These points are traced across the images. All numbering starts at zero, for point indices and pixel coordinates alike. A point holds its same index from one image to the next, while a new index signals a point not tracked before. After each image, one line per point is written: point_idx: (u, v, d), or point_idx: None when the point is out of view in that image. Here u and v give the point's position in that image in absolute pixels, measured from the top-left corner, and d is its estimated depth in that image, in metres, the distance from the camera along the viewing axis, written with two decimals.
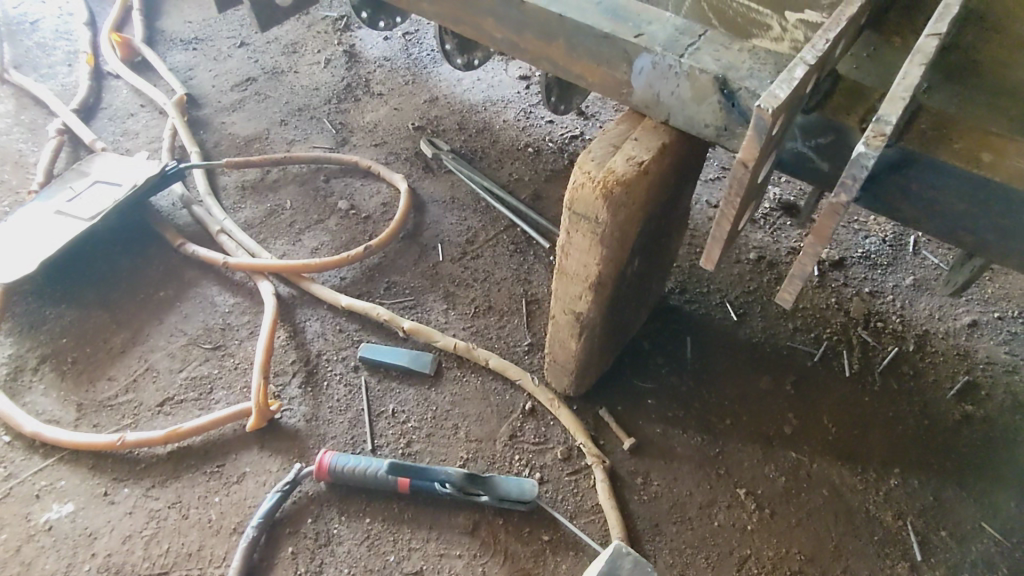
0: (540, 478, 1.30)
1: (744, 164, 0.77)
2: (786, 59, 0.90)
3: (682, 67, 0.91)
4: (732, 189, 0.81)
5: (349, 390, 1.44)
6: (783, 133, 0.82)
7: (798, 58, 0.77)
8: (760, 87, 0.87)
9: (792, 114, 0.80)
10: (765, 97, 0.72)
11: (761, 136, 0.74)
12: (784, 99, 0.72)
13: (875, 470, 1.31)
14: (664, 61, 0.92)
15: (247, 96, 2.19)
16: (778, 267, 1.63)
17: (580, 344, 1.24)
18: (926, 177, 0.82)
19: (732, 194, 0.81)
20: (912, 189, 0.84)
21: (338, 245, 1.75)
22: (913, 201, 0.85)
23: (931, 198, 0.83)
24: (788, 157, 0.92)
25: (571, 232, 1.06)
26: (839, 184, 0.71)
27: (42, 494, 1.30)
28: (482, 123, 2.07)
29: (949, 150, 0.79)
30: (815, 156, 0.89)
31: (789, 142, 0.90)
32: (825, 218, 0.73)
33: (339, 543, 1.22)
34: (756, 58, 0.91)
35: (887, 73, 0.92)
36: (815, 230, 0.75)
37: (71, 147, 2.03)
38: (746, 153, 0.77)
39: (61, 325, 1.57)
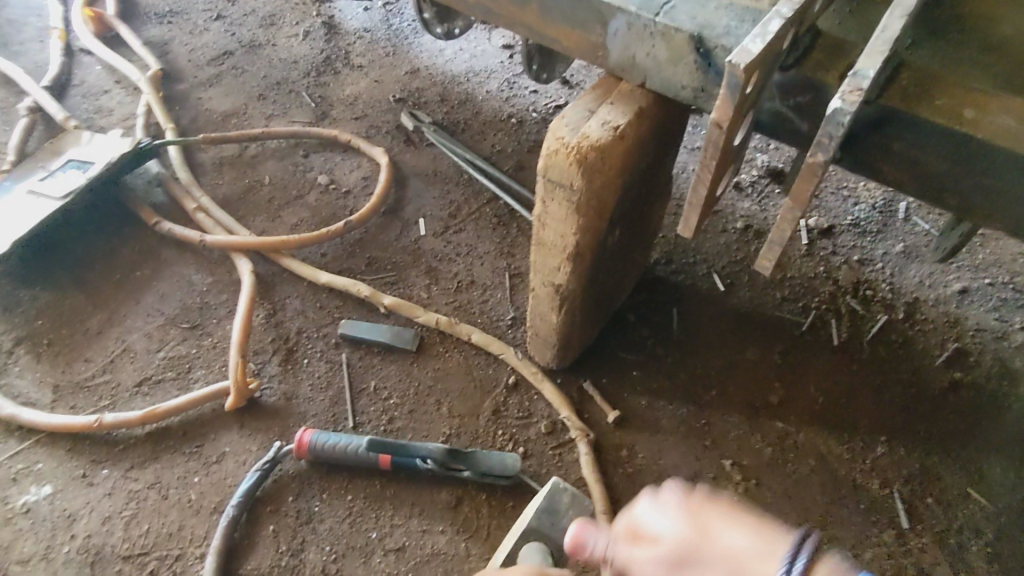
0: (524, 452, 1.29)
1: (718, 125, 0.74)
2: (766, 14, 0.86)
3: (657, 26, 0.87)
4: (706, 151, 0.78)
5: (330, 367, 1.42)
6: (760, 92, 0.80)
7: (774, 11, 0.74)
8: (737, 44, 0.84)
9: (769, 71, 0.77)
10: (737, 52, 0.70)
11: (735, 95, 0.71)
12: (757, 53, 0.69)
13: (861, 439, 1.30)
14: (639, 20, 0.88)
15: (223, 71, 2.13)
16: (765, 236, 1.61)
17: (561, 317, 1.21)
18: (908, 136, 0.80)
19: (708, 156, 0.79)
20: (893, 148, 0.82)
21: (318, 221, 1.72)
22: (894, 161, 0.83)
23: (914, 158, 0.82)
24: (767, 118, 0.89)
25: (547, 201, 1.03)
26: (814, 143, 0.68)
27: (18, 477, 1.28)
28: (465, 94, 2.03)
29: (932, 108, 0.77)
30: (795, 116, 0.87)
31: (768, 102, 0.88)
32: (802, 179, 0.70)
33: (321, 521, 1.21)
34: (733, 16, 0.87)
35: (871, 29, 0.88)
36: (793, 193, 0.72)
37: (44, 126, 1.98)
38: (720, 113, 0.73)
39: (35, 306, 1.54)
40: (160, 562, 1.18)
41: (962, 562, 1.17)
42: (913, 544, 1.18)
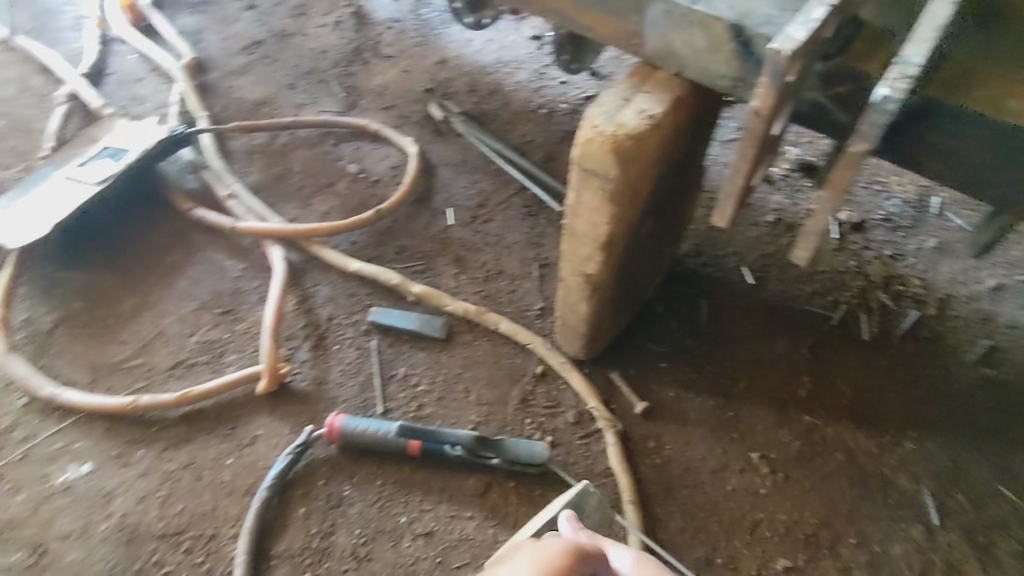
0: (552, 441, 1.29)
1: (757, 113, 0.74)
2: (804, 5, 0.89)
3: (695, 15, 0.90)
4: (745, 140, 0.78)
5: (359, 353, 1.43)
6: (800, 85, 0.80)
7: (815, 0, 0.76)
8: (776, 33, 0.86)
9: (811, 60, 0.77)
10: (780, 39, 0.71)
11: (777, 83, 0.72)
12: (801, 40, 0.71)
13: (891, 435, 1.29)
14: (676, 9, 0.91)
15: (254, 60, 2.16)
16: (796, 230, 1.59)
17: (591, 308, 1.22)
18: (949, 129, 0.80)
19: (746, 146, 0.79)
20: (934, 142, 0.82)
21: (348, 209, 1.73)
22: (935, 155, 0.83)
23: (954, 152, 0.82)
24: (806, 109, 0.89)
25: (581, 190, 1.03)
26: (857, 133, 0.67)
27: (58, 456, 1.32)
28: (493, 85, 2.03)
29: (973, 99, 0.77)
30: (835, 107, 0.86)
31: (808, 92, 0.87)
32: (843, 167, 0.70)
33: (351, 505, 1.22)
34: (775, 6, 0.89)
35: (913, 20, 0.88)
36: (830, 183, 0.72)
37: (80, 113, 2.01)
38: (760, 102, 0.74)
39: (72, 289, 1.58)
40: (194, 541, 1.21)
41: (993, 560, 1.15)
42: (942, 541, 1.17)
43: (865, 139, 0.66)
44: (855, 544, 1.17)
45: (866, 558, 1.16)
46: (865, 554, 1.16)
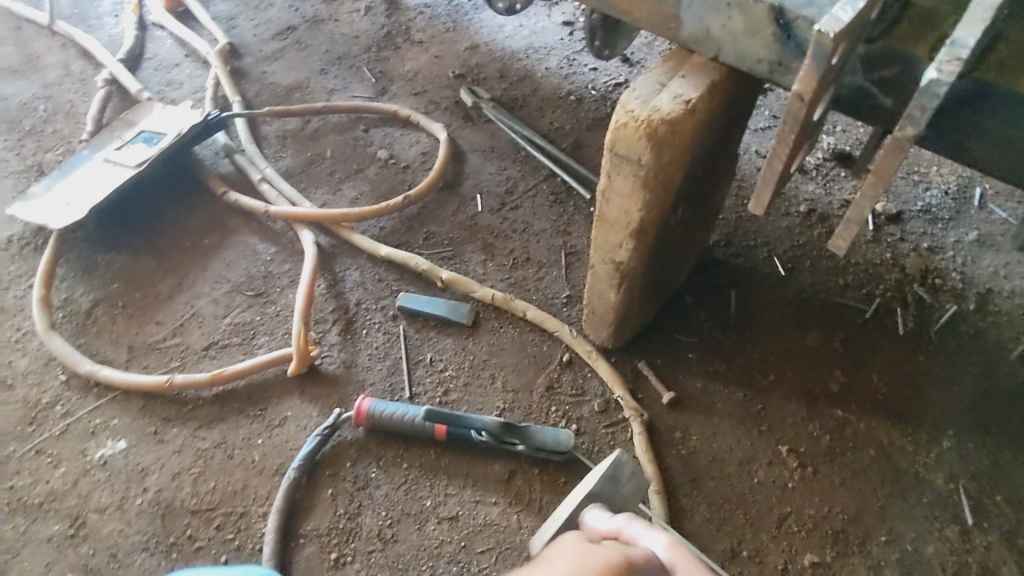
0: (577, 429, 1.29)
1: (800, 97, 0.74)
2: None
3: None
4: (785, 124, 0.77)
5: (387, 338, 1.45)
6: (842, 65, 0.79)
7: None
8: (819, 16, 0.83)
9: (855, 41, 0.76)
10: (826, 20, 0.70)
11: (821, 65, 0.71)
12: (846, 22, 0.70)
13: (926, 432, 1.26)
14: None
15: (287, 45, 2.17)
16: (830, 222, 1.56)
17: (620, 296, 1.21)
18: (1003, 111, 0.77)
19: (785, 130, 0.78)
20: (985, 125, 0.79)
21: (377, 195, 1.74)
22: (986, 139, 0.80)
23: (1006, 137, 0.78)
24: (847, 93, 0.87)
25: (612, 176, 1.02)
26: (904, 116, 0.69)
27: (96, 431, 1.36)
28: (524, 71, 2.01)
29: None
30: (877, 91, 0.85)
31: (849, 76, 0.86)
32: (888, 154, 0.71)
33: (377, 487, 1.24)
34: None
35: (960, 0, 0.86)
36: (876, 169, 0.73)
37: (119, 98, 2.05)
38: (803, 85, 0.73)
39: (111, 270, 1.62)
40: (225, 518, 1.23)
41: None
42: (978, 542, 1.15)
43: (915, 123, 0.68)
44: (886, 542, 1.15)
45: (897, 556, 1.14)
46: (896, 552, 1.14)
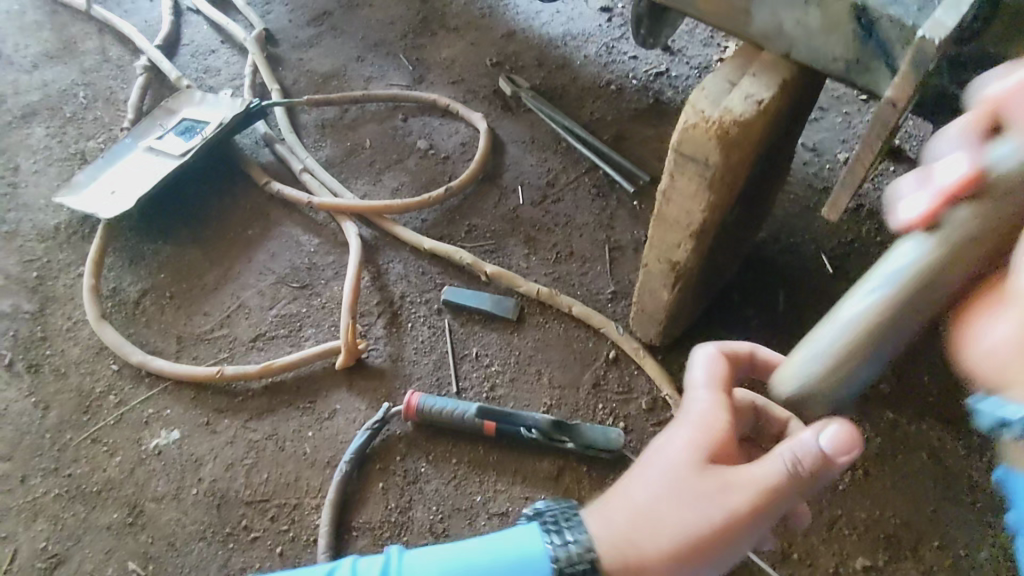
0: (625, 427, 1.32)
1: (894, 103, 0.79)
2: None
3: None
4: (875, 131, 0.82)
5: (433, 332, 1.46)
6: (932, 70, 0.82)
7: None
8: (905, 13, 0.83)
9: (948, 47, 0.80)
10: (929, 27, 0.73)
11: (917, 73, 0.76)
12: (950, 27, 0.73)
13: (980, 436, 1.28)
14: None
15: (323, 31, 2.16)
16: (878, 218, 1.58)
17: (673, 295, 1.22)
18: None
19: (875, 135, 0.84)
20: None
21: (418, 186, 1.74)
22: None
23: None
24: (930, 96, 0.93)
25: (676, 176, 1.03)
26: None
27: (150, 421, 1.39)
28: (562, 59, 1.99)
29: None
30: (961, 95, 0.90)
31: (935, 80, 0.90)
32: None
33: (427, 482, 1.26)
34: None
35: None
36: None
37: (157, 84, 2.06)
38: (897, 92, 0.78)
39: (158, 260, 1.63)
40: (279, 509, 1.26)
41: None
42: None
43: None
44: (938, 546, 1.19)
45: (949, 561, 1.18)
46: (948, 557, 1.18)
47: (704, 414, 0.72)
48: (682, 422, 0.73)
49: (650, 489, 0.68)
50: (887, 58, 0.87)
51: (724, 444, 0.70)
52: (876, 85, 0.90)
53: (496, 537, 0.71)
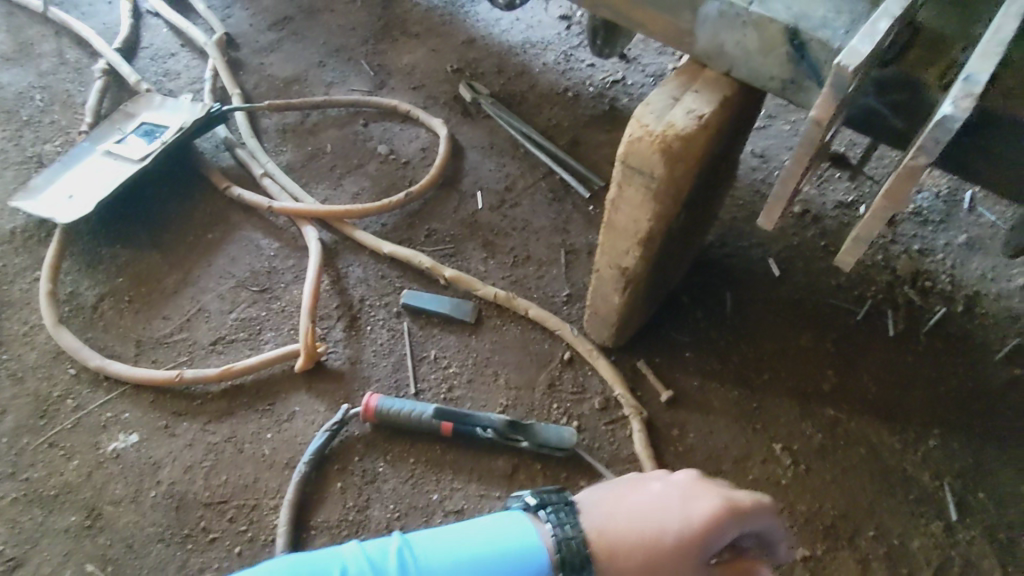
0: (579, 426, 1.36)
1: (818, 122, 0.83)
2: (861, 8, 0.93)
3: (750, 16, 0.95)
4: (803, 148, 0.87)
5: (392, 334, 1.49)
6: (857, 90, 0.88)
7: (884, 10, 0.83)
8: (832, 37, 0.91)
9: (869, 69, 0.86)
10: (849, 53, 0.79)
11: (839, 93, 0.81)
12: (865, 55, 0.79)
13: (914, 431, 1.36)
14: (732, 9, 0.96)
15: (284, 36, 2.17)
16: (822, 223, 1.65)
17: (623, 299, 1.27)
18: (1007, 144, 0.89)
19: (803, 152, 0.88)
20: (988, 151, 0.92)
21: (379, 190, 1.77)
22: (989, 163, 0.93)
23: (1009, 162, 0.91)
24: (858, 113, 0.99)
25: (623, 185, 1.08)
26: (920, 147, 0.77)
27: (108, 425, 1.39)
28: (522, 66, 2.04)
29: None
30: (888, 112, 0.95)
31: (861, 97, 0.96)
32: (901, 181, 0.80)
33: (385, 481, 1.29)
34: (830, 6, 0.94)
35: (969, 22, 0.94)
36: (888, 192, 0.82)
37: (116, 87, 2.05)
38: (821, 112, 0.83)
39: (116, 264, 1.63)
40: (238, 510, 1.28)
41: (1011, 559, 1.23)
42: (960, 537, 1.25)
43: (927, 152, 0.76)
44: (874, 536, 1.26)
45: (883, 549, 1.25)
46: (883, 546, 1.25)
47: (722, 495, 0.77)
48: (707, 492, 0.77)
49: (658, 533, 0.72)
50: (818, 79, 0.94)
51: (731, 535, 0.75)
52: (809, 103, 0.97)
53: (494, 526, 0.70)
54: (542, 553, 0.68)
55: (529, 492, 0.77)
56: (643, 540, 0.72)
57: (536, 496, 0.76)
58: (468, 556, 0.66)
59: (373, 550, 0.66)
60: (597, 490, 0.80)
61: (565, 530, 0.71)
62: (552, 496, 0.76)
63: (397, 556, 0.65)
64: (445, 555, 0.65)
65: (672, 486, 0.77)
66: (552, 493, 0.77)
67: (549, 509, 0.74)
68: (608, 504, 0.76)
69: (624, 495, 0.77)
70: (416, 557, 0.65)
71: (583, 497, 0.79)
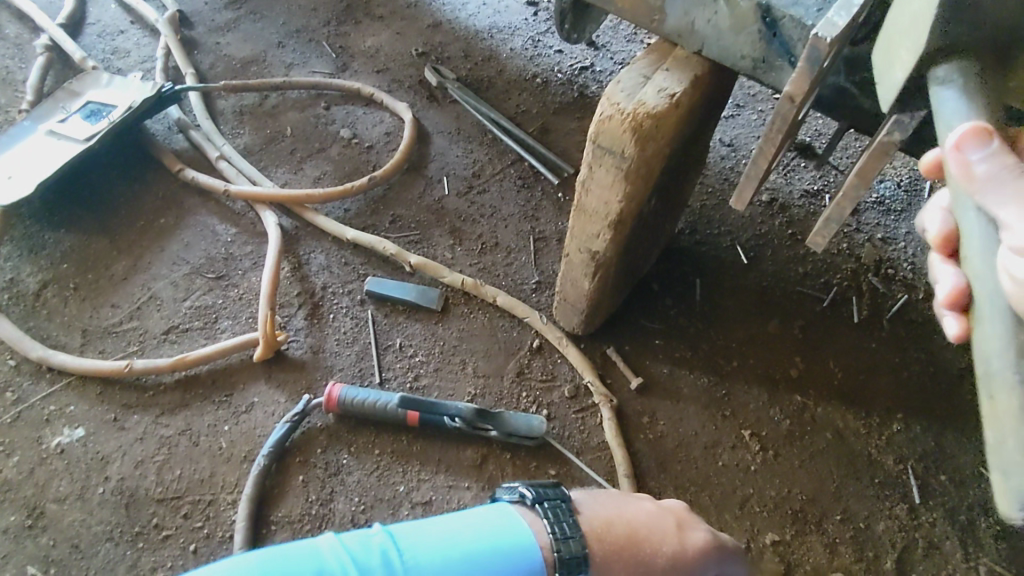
0: (548, 414, 1.34)
1: (791, 98, 0.83)
2: None
3: None
4: (776, 127, 0.86)
5: (356, 323, 1.44)
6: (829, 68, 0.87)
7: None
8: (806, 15, 0.89)
9: (842, 47, 0.85)
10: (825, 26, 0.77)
11: (813, 68, 0.79)
12: (841, 26, 0.77)
13: (878, 416, 1.38)
14: None
15: (241, 15, 2.09)
16: (789, 211, 1.66)
17: (593, 284, 1.25)
18: None
19: (775, 128, 0.87)
20: None
21: (341, 175, 1.71)
22: None
23: None
24: (828, 94, 0.98)
25: (593, 166, 1.06)
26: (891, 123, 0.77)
27: (52, 419, 1.31)
28: (488, 51, 2.00)
29: None
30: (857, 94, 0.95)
31: (832, 77, 0.96)
32: (871, 159, 0.81)
33: (349, 474, 1.25)
34: None
35: None
36: (859, 170, 0.82)
37: (60, 65, 1.94)
38: (795, 87, 0.82)
39: (60, 249, 1.55)
40: (193, 506, 1.22)
41: (971, 540, 1.25)
42: (924, 519, 1.27)
43: None
44: (841, 520, 1.27)
45: (850, 533, 1.25)
46: (849, 529, 1.26)
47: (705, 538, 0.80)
48: (693, 527, 0.81)
49: (653, 551, 0.74)
50: (789, 57, 0.92)
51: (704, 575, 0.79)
52: (779, 83, 0.95)
53: (483, 520, 0.68)
54: (535, 548, 0.67)
55: (524, 485, 0.76)
56: (641, 554, 0.73)
57: (533, 489, 0.75)
58: (458, 552, 0.64)
59: (353, 544, 0.63)
60: (587, 493, 0.80)
61: (563, 530, 0.70)
62: (548, 491, 0.75)
63: (381, 554, 0.63)
64: (433, 552, 0.63)
65: (666, 511, 0.80)
66: (548, 487, 0.76)
67: (546, 505, 0.73)
68: (607, 508, 0.77)
69: (621, 504, 0.79)
70: (401, 556, 0.62)
71: (578, 495, 0.79)
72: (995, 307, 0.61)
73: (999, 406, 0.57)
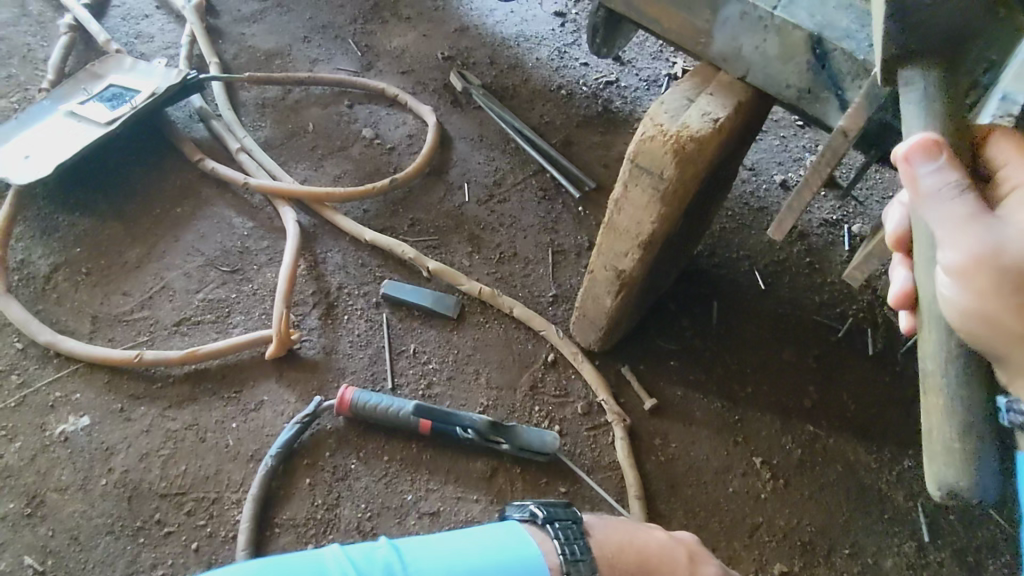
0: (560, 430, 1.32)
1: (846, 131, 0.87)
2: None
3: (773, 20, 0.92)
4: None
5: (369, 325, 1.42)
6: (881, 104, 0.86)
7: None
8: (857, 49, 0.88)
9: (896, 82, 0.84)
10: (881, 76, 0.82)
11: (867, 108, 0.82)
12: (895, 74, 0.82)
13: (890, 451, 1.36)
14: (754, 12, 0.93)
15: (268, 7, 2.07)
16: (809, 239, 1.65)
17: (615, 302, 1.24)
18: None
19: None
20: None
21: (361, 174, 1.70)
22: None
23: None
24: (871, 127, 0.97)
25: (629, 185, 1.05)
26: None
27: (57, 405, 1.29)
28: (514, 59, 1.99)
29: None
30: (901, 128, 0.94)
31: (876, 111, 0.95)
32: None
33: (357, 479, 1.23)
34: (855, 17, 0.91)
35: None
36: None
37: (83, 46, 1.92)
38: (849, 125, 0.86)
39: (74, 233, 1.53)
40: (197, 504, 1.20)
41: None
42: (932, 558, 1.25)
43: None
44: (849, 554, 1.25)
45: (858, 568, 1.24)
46: (857, 564, 1.24)
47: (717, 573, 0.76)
48: (705, 560, 0.77)
49: None
50: (836, 90, 0.91)
51: None
52: (824, 116, 0.94)
53: (490, 536, 0.67)
54: (541, 568, 0.65)
55: (534, 502, 0.74)
56: None
57: (544, 508, 0.73)
58: (462, 565, 0.62)
59: (357, 556, 0.62)
60: (600, 517, 0.78)
61: (573, 553, 0.68)
62: (560, 511, 0.73)
63: (384, 564, 0.62)
64: (437, 563, 0.62)
65: (678, 542, 0.77)
66: (559, 506, 0.74)
67: (556, 526, 0.71)
68: (618, 533, 0.75)
69: (633, 530, 0.77)
70: (405, 564, 0.62)
71: (589, 518, 0.77)
72: (932, 314, 0.64)
73: (932, 402, 0.63)
